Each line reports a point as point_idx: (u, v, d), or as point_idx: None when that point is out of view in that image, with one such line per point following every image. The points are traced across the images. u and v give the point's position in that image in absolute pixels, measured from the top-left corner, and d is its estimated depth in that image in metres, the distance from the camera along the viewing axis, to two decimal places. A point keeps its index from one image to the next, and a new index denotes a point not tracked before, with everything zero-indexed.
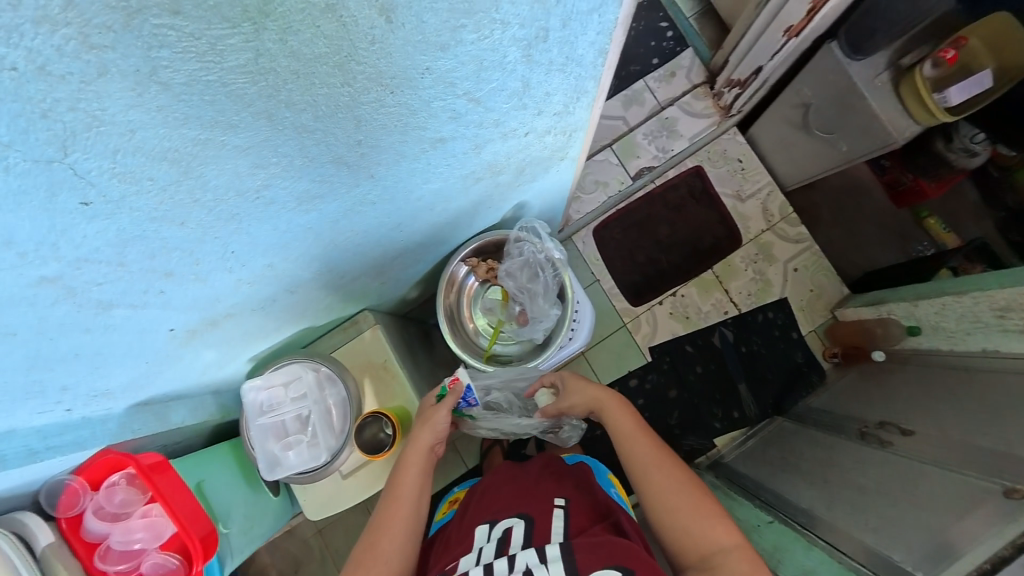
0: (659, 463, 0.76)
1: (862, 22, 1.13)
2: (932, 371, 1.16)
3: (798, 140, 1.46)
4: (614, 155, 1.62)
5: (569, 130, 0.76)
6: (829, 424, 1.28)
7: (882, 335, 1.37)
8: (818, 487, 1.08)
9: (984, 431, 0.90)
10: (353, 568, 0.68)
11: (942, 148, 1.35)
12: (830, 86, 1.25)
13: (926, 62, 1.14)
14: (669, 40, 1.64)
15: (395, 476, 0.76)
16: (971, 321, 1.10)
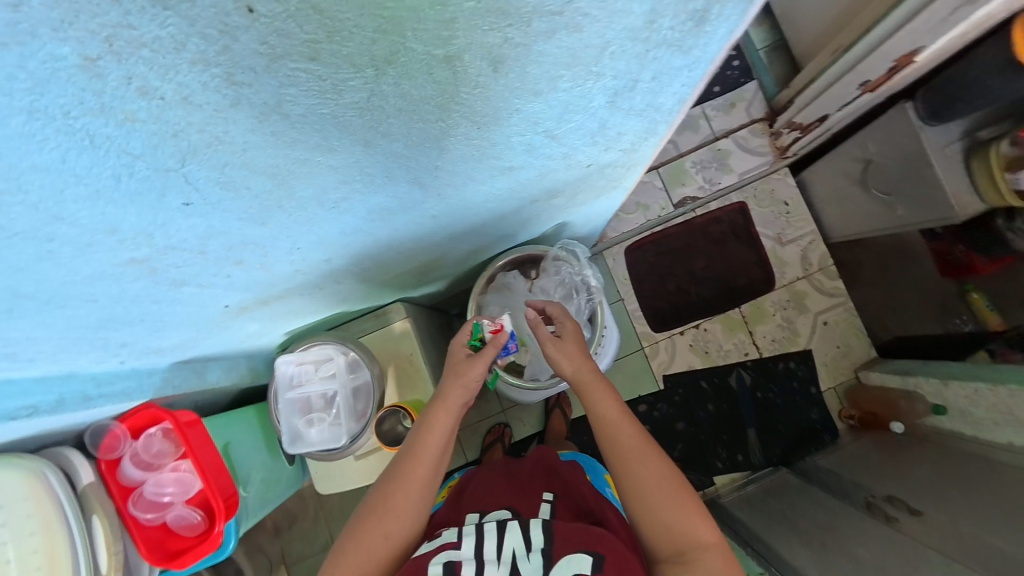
0: (639, 450, 0.70)
1: (945, 88, 1.10)
2: (955, 457, 1.13)
3: (852, 194, 1.42)
4: (661, 178, 1.60)
5: (631, 164, 0.76)
6: (834, 487, 1.26)
7: (905, 408, 1.32)
8: (813, 549, 1.06)
9: (999, 530, 0.87)
10: (367, 517, 0.68)
11: (1003, 226, 1.27)
12: (898, 147, 1.21)
13: (997, 143, 1.10)
14: (735, 69, 1.60)
15: (418, 434, 0.72)
16: (1003, 414, 1.07)
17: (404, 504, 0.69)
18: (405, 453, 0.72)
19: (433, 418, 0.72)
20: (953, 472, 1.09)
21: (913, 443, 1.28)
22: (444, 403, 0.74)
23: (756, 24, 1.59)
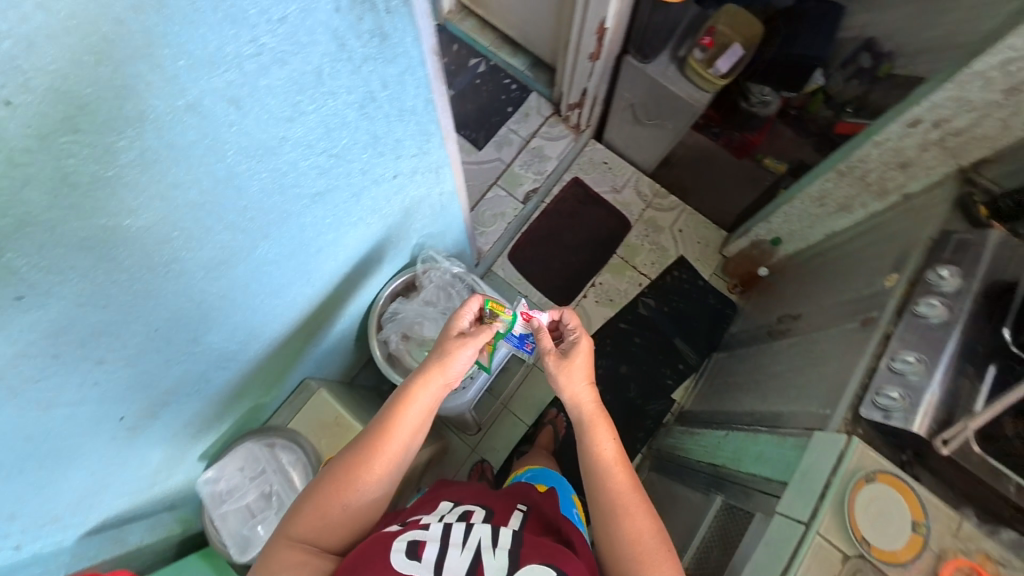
0: (637, 504, 0.76)
1: (642, 35, 1.49)
2: (811, 269, 1.39)
3: (639, 132, 1.77)
4: (503, 189, 1.75)
5: (437, 166, 0.88)
6: (747, 339, 1.46)
7: (759, 254, 1.65)
8: (750, 390, 1.21)
9: (851, 293, 1.09)
10: (336, 478, 0.72)
11: (746, 106, 1.60)
12: (643, 84, 1.58)
13: (692, 46, 1.50)
14: (514, 89, 1.85)
15: (395, 406, 0.76)
16: (815, 211, 1.38)
17: (370, 477, 0.72)
18: (381, 418, 0.76)
19: (416, 392, 0.77)
20: (809, 279, 1.34)
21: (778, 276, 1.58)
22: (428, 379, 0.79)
23: (513, 54, 1.86)
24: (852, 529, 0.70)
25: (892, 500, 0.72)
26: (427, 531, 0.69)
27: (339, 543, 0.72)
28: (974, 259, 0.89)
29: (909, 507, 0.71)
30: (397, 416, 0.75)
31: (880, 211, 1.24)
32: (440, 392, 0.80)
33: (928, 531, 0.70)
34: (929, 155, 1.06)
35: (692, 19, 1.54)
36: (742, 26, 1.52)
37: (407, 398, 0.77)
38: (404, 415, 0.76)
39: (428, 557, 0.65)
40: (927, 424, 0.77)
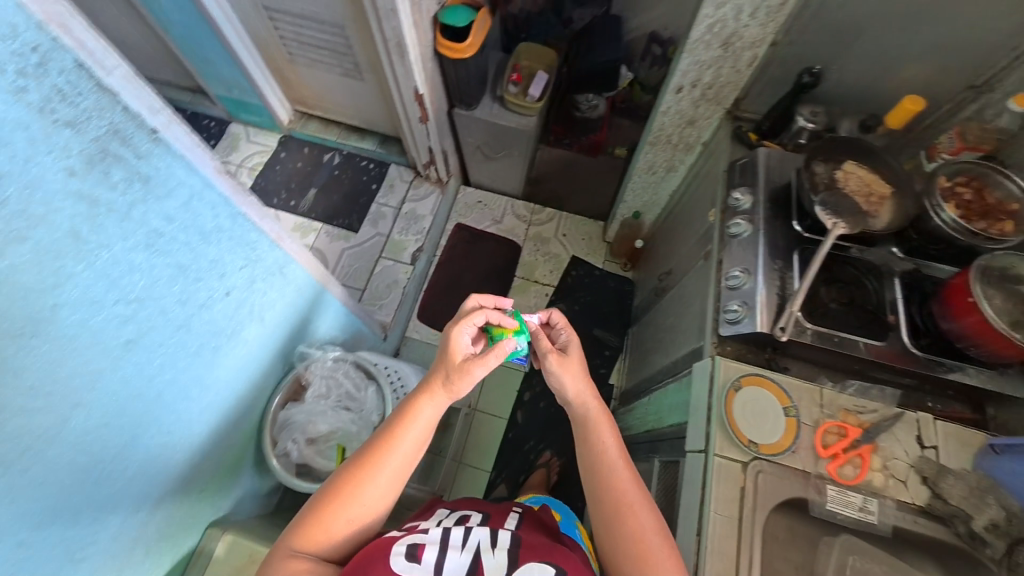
0: (639, 500, 0.74)
1: (458, 90, 1.59)
2: (670, 225, 1.56)
3: (495, 166, 1.93)
4: (390, 259, 1.73)
5: (281, 269, 0.87)
6: (646, 307, 1.60)
7: (631, 231, 1.84)
8: (657, 350, 1.31)
9: (698, 237, 1.24)
10: (338, 483, 0.72)
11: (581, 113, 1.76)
12: (479, 125, 1.73)
13: (505, 82, 1.68)
14: (372, 168, 1.88)
15: (399, 415, 0.78)
16: (657, 173, 1.56)
17: (368, 494, 0.72)
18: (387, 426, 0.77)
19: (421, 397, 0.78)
20: (671, 237, 1.51)
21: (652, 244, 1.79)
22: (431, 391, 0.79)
23: (361, 139, 1.92)
24: (740, 439, 0.77)
25: (761, 399, 0.80)
26: (427, 535, 0.72)
27: (334, 550, 0.71)
28: (756, 176, 1.07)
29: (777, 400, 0.80)
30: (399, 427, 0.76)
31: (693, 159, 1.47)
32: (443, 406, 0.79)
33: (798, 415, 0.79)
34: (705, 109, 1.28)
35: (496, 66, 1.77)
36: (537, 58, 1.78)
37: (414, 411, 0.77)
38: (409, 430, 0.76)
39: (428, 560, 0.66)
40: (765, 321, 0.89)
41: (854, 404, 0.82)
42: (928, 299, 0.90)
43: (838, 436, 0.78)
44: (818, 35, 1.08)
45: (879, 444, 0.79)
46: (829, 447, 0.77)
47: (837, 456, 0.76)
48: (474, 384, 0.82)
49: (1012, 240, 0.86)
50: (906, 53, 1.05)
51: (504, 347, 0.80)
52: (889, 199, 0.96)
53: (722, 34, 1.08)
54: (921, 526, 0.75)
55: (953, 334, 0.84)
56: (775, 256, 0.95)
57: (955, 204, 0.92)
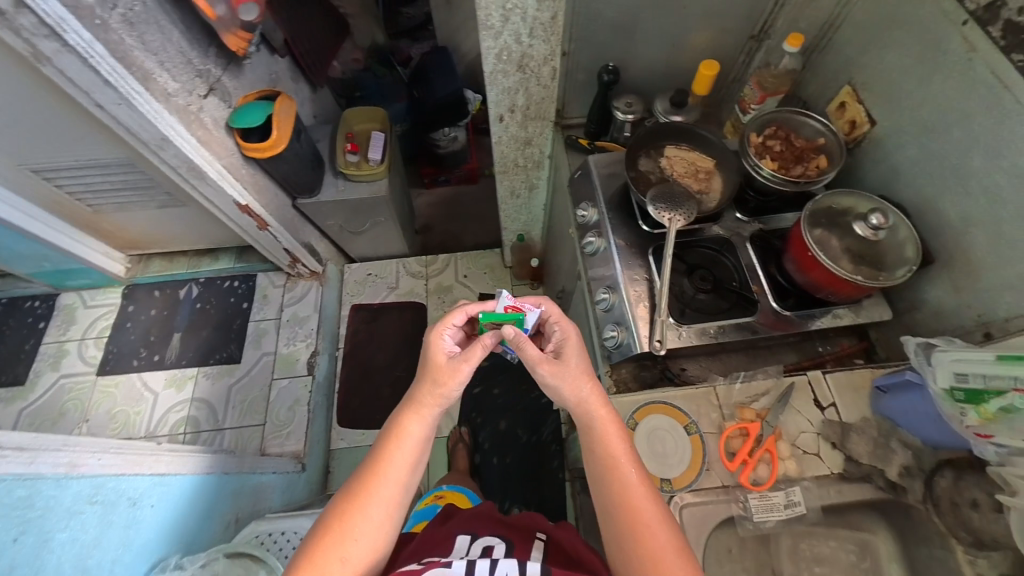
0: (654, 511, 0.67)
1: (297, 180, 1.49)
2: (559, 236, 1.54)
3: (372, 236, 1.86)
4: (283, 378, 1.67)
5: (93, 502, 0.71)
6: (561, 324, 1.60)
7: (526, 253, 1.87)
8: None
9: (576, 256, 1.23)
10: (332, 520, 0.69)
11: None
12: (336, 206, 1.64)
13: (342, 154, 1.60)
14: (239, 285, 1.83)
15: (393, 440, 0.74)
16: (520, 194, 1.56)
17: (362, 525, 0.69)
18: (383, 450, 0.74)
19: (416, 415, 0.76)
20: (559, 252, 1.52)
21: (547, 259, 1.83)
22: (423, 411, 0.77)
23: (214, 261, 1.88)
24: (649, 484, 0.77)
25: (657, 430, 0.80)
26: (451, 570, 0.65)
27: None
28: (593, 187, 1.06)
29: (672, 425, 0.80)
30: (393, 452, 0.73)
31: (547, 172, 1.45)
32: (434, 418, 0.77)
33: (696, 434, 0.80)
34: (534, 127, 1.25)
35: (332, 138, 1.68)
36: (365, 118, 1.69)
37: (402, 424, 0.76)
38: (402, 451, 0.74)
39: None
40: (642, 334, 0.88)
41: (743, 396, 0.83)
42: (779, 255, 0.93)
43: (741, 438, 0.79)
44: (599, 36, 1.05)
45: (781, 428, 0.81)
46: (734, 456, 0.78)
47: (744, 464, 0.76)
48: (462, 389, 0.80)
49: (823, 179, 0.88)
50: (689, 27, 1.05)
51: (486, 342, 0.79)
52: (716, 172, 0.97)
53: (513, 56, 1.03)
54: (846, 493, 0.78)
55: (808, 284, 0.87)
56: (633, 268, 0.94)
57: (771, 160, 0.93)
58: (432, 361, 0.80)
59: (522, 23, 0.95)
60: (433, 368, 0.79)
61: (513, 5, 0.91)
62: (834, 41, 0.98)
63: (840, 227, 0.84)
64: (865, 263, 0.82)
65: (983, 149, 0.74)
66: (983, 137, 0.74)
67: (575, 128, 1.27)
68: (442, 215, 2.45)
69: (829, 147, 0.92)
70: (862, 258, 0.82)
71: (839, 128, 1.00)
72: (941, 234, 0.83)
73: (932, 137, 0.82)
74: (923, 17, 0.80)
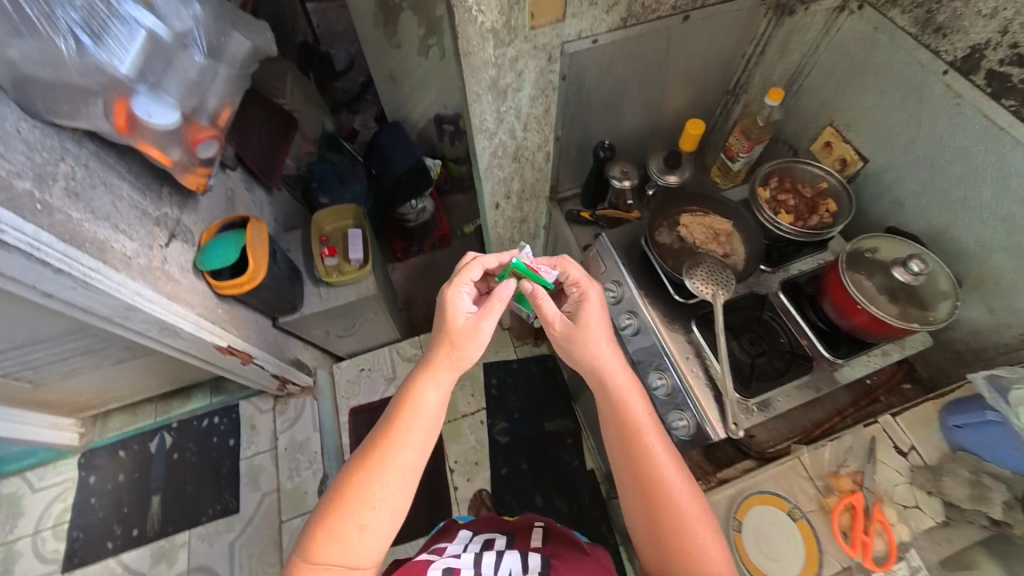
0: (669, 468, 0.73)
1: (279, 301, 1.36)
2: None
3: (362, 333, 1.74)
4: (293, 519, 1.51)
5: None
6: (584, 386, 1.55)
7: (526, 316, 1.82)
8: None
9: None
10: (354, 477, 0.71)
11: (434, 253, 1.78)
12: (321, 315, 1.51)
13: (320, 260, 1.49)
14: (222, 421, 1.67)
15: (413, 400, 0.77)
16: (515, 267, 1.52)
17: (381, 484, 0.71)
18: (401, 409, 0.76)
19: (432, 376, 0.79)
20: None
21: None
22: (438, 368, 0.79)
23: (186, 400, 1.72)
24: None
25: (765, 526, 0.80)
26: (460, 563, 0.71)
27: (337, 559, 0.68)
28: (614, 261, 1.03)
29: (779, 517, 0.80)
30: (410, 411, 0.76)
31: (543, 240, 1.41)
32: (450, 381, 0.80)
33: (804, 520, 0.79)
34: (529, 205, 1.22)
35: (303, 245, 1.57)
36: (340, 217, 1.59)
37: (419, 392, 0.78)
38: (420, 413, 0.76)
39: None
40: (712, 418, 0.85)
41: (835, 465, 0.83)
42: (816, 299, 0.92)
43: (850, 516, 0.78)
44: (594, 113, 1.00)
45: (879, 492, 0.81)
46: (850, 539, 0.76)
47: (864, 546, 0.75)
48: (478, 353, 0.82)
49: (841, 226, 0.90)
50: (667, 90, 1.01)
51: (503, 297, 0.81)
52: (735, 230, 0.97)
53: (507, 150, 1.00)
54: (953, 544, 0.78)
55: (856, 328, 0.86)
56: (687, 350, 0.91)
57: (786, 213, 0.94)
58: (448, 325, 0.82)
59: (516, 121, 0.93)
60: (448, 332, 0.81)
61: (506, 107, 0.88)
62: (804, 87, 1.01)
63: (870, 268, 0.86)
64: (907, 299, 0.83)
65: (988, 183, 0.77)
66: (985, 172, 0.77)
67: (571, 200, 1.24)
68: (422, 285, 2.35)
69: (833, 190, 0.95)
70: (900, 294, 0.83)
71: (829, 165, 1.03)
72: (963, 259, 0.85)
73: (930, 172, 0.85)
74: (896, 66, 0.83)
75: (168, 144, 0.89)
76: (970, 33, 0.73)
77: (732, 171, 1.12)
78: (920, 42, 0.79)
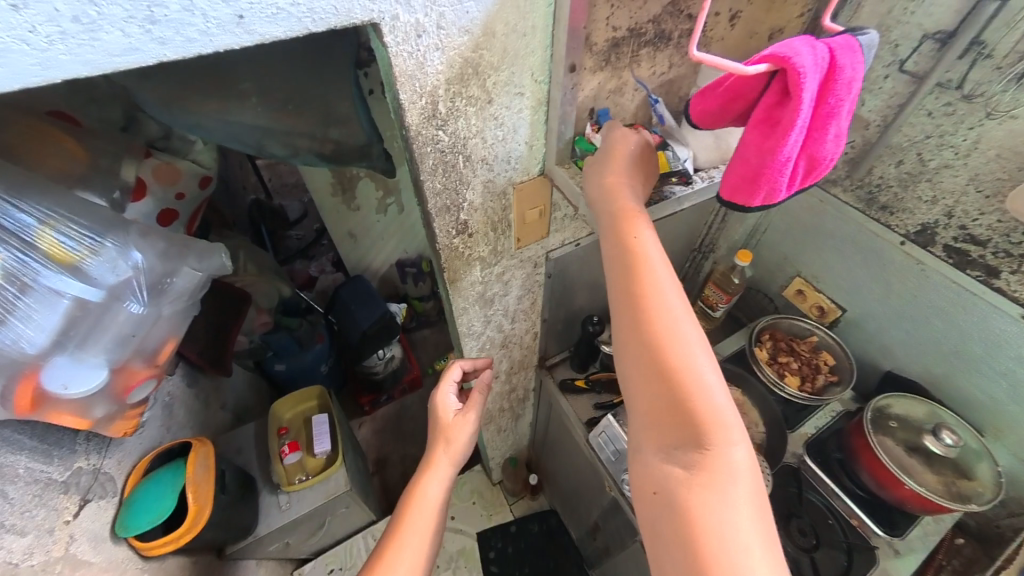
0: (677, 300, 0.47)
1: (228, 533, 1.10)
2: (557, 456, 1.37)
3: (330, 530, 1.46)
4: None
5: None
6: (601, 557, 1.33)
7: (519, 471, 1.63)
8: None
9: (612, 506, 1.08)
10: None
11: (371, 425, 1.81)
12: (277, 529, 1.24)
13: (279, 460, 1.27)
14: None
15: (411, 497, 0.73)
16: (504, 429, 1.38)
17: None
18: (401, 509, 0.72)
19: (427, 470, 0.76)
20: (568, 475, 1.33)
21: (545, 469, 1.57)
22: (433, 461, 0.76)
23: None
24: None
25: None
26: None
27: None
28: (627, 445, 0.90)
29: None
30: (410, 510, 0.71)
31: (534, 401, 1.30)
32: (450, 477, 0.76)
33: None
34: (518, 376, 1.13)
35: (257, 443, 1.35)
36: (301, 403, 1.41)
37: (421, 487, 0.74)
38: (422, 512, 0.71)
39: None
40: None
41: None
42: (846, 464, 0.81)
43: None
44: (578, 293, 0.98)
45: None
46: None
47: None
48: (473, 439, 0.80)
49: (849, 382, 0.87)
50: None
51: (484, 381, 0.81)
52: (747, 402, 0.88)
53: (495, 342, 0.93)
54: None
55: (906, 500, 0.74)
56: None
57: (791, 375, 0.90)
58: (442, 417, 0.81)
59: (504, 317, 0.87)
60: (442, 422, 0.80)
61: (494, 310, 0.83)
62: (764, 241, 1.05)
63: (895, 431, 0.78)
64: (946, 465, 0.74)
65: (978, 340, 0.76)
66: (972, 332, 0.76)
67: (560, 364, 1.16)
68: (395, 439, 2.11)
69: (824, 343, 0.93)
70: (937, 459, 0.75)
71: (807, 312, 1.03)
72: (973, 406, 0.81)
73: (914, 326, 0.84)
74: (849, 232, 0.88)
75: (91, 403, 0.71)
76: (916, 214, 0.78)
77: (713, 317, 1.11)
78: (869, 216, 0.84)
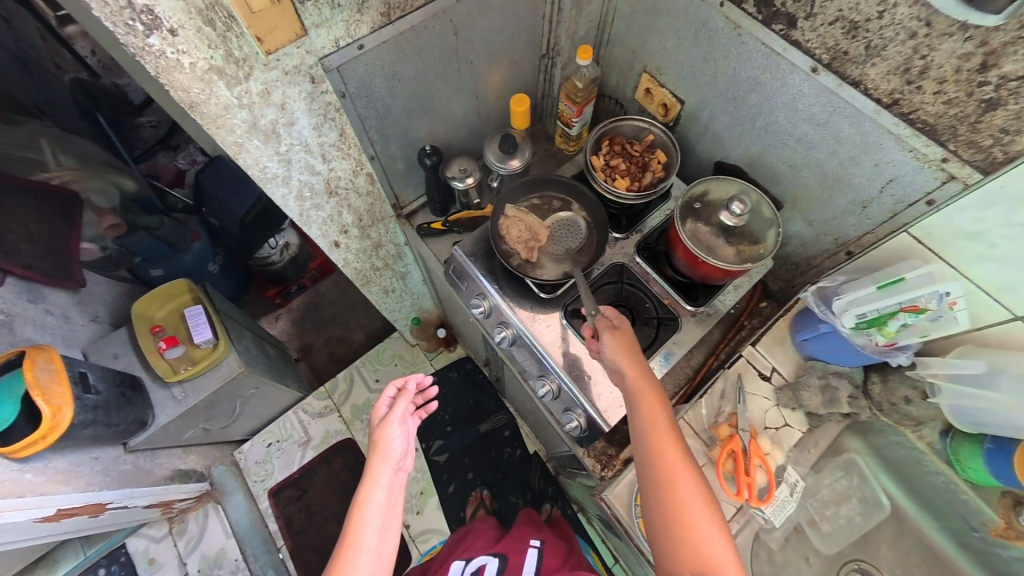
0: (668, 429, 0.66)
1: (119, 425, 1.12)
2: (450, 307, 1.42)
3: (251, 411, 1.52)
4: None
5: None
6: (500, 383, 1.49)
7: (429, 330, 1.69)
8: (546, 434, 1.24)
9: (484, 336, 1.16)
10: None
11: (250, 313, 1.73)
12: (178, 417, 1.27)
13: (158, 357, 1.25)
14: (126, 553, 1.51)
15: (361, 508, 0.72)
16: (395, 290, 1.38)
17: None
18: (348, 523, 0.72)
19: (370, 474, 0.75)
20: (461, 320, 1.40)
21: (451, 323, 1.62)
22: (373, 465, 0.76)
23: (75, 553, 1.51)
24: None
25: None
26: (485, 561, 1.08)
27: None
28: (473, 274, 0.92)
29: None
30: (355, 521, 0.71)
31: (413, 258, 1.25)
32: (392, 479, 0.76)
33: None
34: (377, 230, 1.07)
35: (132, 344, 1.30)
36: (171, 299, 1.33)
37: (366, 490, 0.74)
38: (367, 516, 0.72)
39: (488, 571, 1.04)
40: (595, 408, 0.80)
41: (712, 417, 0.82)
42: (667, 256, 0.88)
43: (733, 461, 0.77)
44: (404, 124, 0.87)
45: (754, 425, 0.81)
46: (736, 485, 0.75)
47: (748, 488, 0.74)
48: (402, 440, 0.78)
49: (672, 176, 0.88)
50: (479, 67, 0.88)
51: (406, 390, 0.82)
52: (552, 237, 0.90)
53: (318, 187, 0.84)
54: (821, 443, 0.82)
55: (706, 278, 0.82)
56: (555, 346, 0.84)
57: (622, 179, 0.89)
58: (371, 431, 0.81)
59: (309, 155, 0.77)
60: (373, 432, 0.80)
61: (287, 146, 0.73)
62: (613, 36, 0.93)
63: (705, 214, 0.82)
64: (740, 236, 0.81)
65: (780, 107, 0.73)
66: (776, 98, 0.73)
67: (419, 212, 1.10)
68: (314, 326, 2.06)
69: (660, 140, 0.92)
70: (737, 233, 0.81)
71: (654, 112, 0.96)
72: (777, 181, 0.82)
73: (735, 106, 0.80)
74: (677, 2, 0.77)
75: None
76: None
77: (573, 137, 1.03)
78: None
